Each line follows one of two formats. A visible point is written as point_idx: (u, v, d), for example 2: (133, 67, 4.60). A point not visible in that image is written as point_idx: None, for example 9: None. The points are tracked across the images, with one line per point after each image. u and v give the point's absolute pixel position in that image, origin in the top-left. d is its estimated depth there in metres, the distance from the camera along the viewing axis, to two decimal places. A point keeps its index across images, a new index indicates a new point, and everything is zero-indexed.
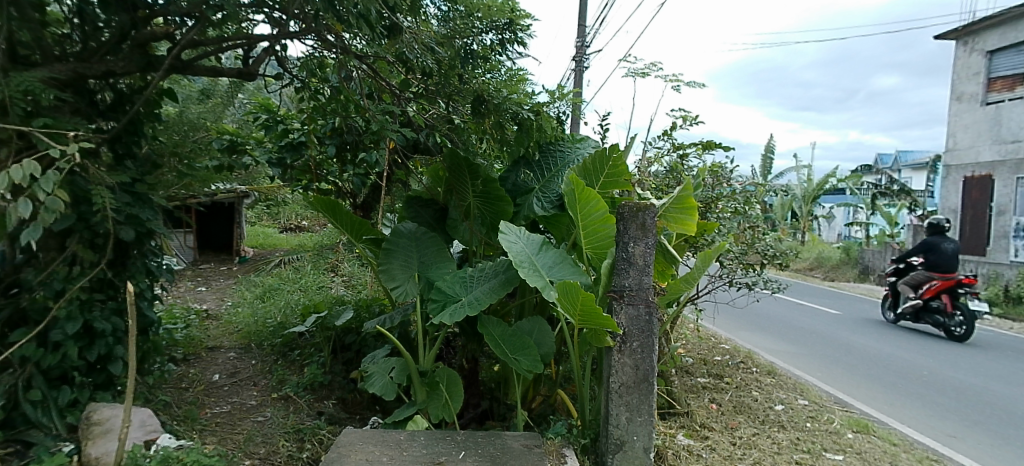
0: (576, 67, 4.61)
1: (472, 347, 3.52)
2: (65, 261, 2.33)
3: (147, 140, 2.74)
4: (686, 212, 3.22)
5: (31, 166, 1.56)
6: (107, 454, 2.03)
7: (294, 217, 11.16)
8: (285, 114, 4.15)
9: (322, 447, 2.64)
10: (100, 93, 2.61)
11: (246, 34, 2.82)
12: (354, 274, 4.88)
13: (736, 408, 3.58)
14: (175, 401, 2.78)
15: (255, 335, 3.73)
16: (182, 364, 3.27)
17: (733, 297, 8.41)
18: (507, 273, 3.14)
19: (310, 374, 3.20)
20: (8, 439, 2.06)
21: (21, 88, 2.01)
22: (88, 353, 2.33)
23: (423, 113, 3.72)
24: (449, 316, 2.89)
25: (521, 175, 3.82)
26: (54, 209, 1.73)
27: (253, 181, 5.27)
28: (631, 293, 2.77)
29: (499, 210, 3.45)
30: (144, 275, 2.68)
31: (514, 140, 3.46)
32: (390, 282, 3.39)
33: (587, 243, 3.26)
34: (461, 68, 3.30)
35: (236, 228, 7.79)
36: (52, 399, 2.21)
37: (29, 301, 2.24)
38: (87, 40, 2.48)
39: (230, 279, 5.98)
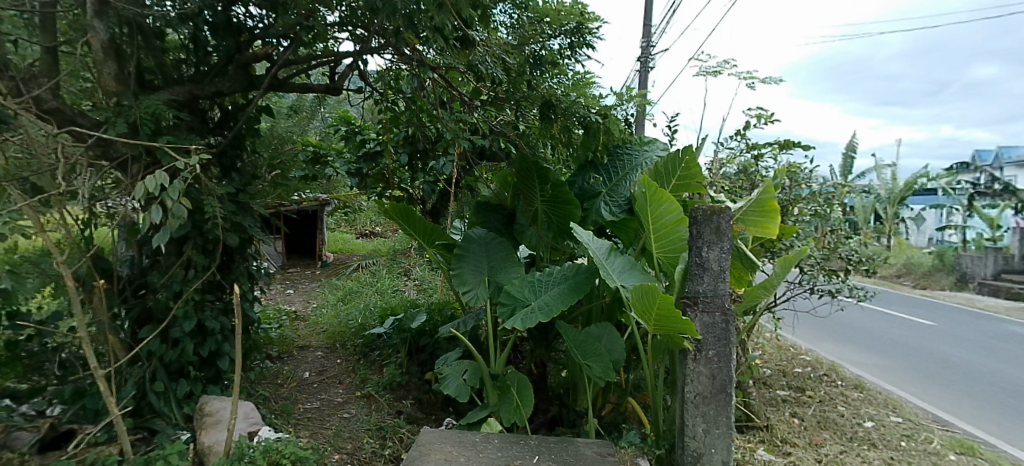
0: (642, 68, 4.51)
1: (541, 352, 3.55)
2: (183, 265, 2.58)
3: (248, 154, 2.94)
4: (766, 215, 3.10)
5: (159, 177, 1.76)
6: (218, 443, 2.23)
7: (369, 223, 11.52)
8: (362, 125, 4.40)
9: (402, 446, 2.76)
10: (210, 111, 2.85)
11: (332, 52, 3.01)
12: (426, 278, 5.02)
13: (821, 424, 3.38)
14: (273, 395, 2.99)
15: (339, 336, 3.93)
16: (276, 361, 3.50)
17: (814, 305, 7.93)
18: (575, 278, 3.14)
19: (389, 374, 3.33)
20: (136, 426, 2.31)
21: (148, 111, 2.28)
22: (200, 349, 2.57)
23: (491, 120, 3.77)
24: (520, 322, 2.94)
25: (588, 179, 3.76)
26: (178, 216, 1.91)
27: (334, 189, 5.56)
28: (705, 300, 2.68)
29: (567, 214, 3.42)
30: (246, 279, 2.91)
31: (580, 142, 3.54)
32: (462, 286, 3.45)
33: (659, 247, 3.20)
34: (530, 73, 3.32)
35: (319, 234, 8.03)
36: (172, 391, 2.46)
37: (154, 301, 2.52)
38: (199, 65, 2.75)
39: (313, 282, 6.31)
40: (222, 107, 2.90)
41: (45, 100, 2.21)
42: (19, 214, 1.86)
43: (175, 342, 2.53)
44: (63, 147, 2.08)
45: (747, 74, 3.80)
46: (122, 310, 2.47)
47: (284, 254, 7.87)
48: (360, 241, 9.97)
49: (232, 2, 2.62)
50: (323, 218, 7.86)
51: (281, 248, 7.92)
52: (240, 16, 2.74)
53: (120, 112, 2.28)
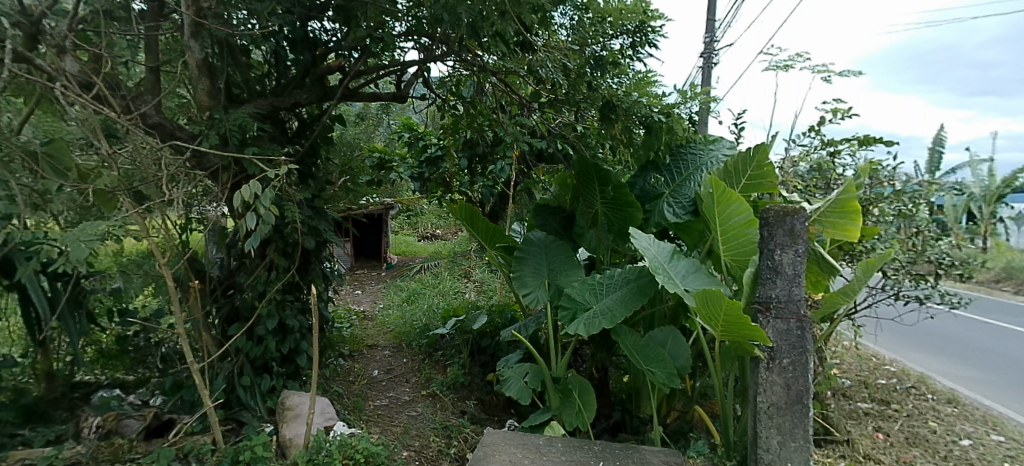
0: (705, 64, 4.36)
1: (602, 356, 3.49)
2: (266, 266, 2.75)
3: (322, 161, 3.09)
4: (847, 217, 2.88)
5: (253, 186, 1.90)
6: (298, 436, 2.37)
7: (430, 226, 11.34)
8: (424, 131, 4.54)
9: (467, 445, 2.82)
10: (289, 122, 3.02)
11: (398, 61, 3.13)
12: (486, 280, 5.08)
13: (910, 440, 3.12)
14: (346, 392, 3.13)
15: (404, 335, 4.03)
16: (348, 359, 3.65)
17: (900, 312, 7.31)
18: (638, 281, 3.06)
19: (453, 374, 3.40)
20: (227, 417, 2.49)
21: (236, 123, 2.47)
22: (281, 346, 2.73)
23: (549, 122, 3.70)
24: (582, 327, 2.91)
25: (650, 179, 3.67)
26: (268, 222, 2.06)
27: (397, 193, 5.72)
28: (780, 305, 2.48)
29: (628, 217, 3.35)
30: (321, 280, 3.06)
31: (642, 143, 3.46)
32: (521, 289, 3.42)
33: (727, 249, 3.07)
34: (591, 75, 3.26)
35: (384, 237, 7.89)
36: (256, 385, 2.64)
37: (241, 300, 2.71)
38: (280, 78, 2.92)
39: (379, 283, 6.51)
40: (299, 117, 3.06)
41: (149, 116, 2.44)
42: (129, 221, 2.05)
43: (259, 339, 2.71)
44: (165, 158, 2.28)
45: (822, 67, 3.58)
46: (213, 308, 2.67)
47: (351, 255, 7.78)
48: (421, 242, 10.17)
49: (310, 17, 2.80)
50: (389, 220, 7.87)
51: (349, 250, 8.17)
52: (315, 31, 2.91)
53: (212, 125, 2.48)
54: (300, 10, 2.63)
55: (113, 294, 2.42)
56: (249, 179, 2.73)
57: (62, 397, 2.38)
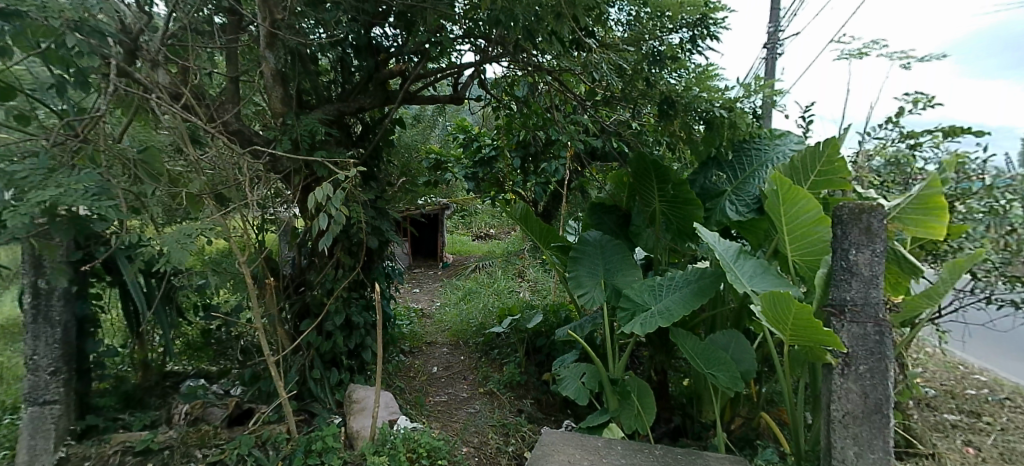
0: (768, 56, 4.17)
1: (661, 359, 3.41)
2: (334, 265, 2.89)
3: (383, 164, 3.20)
4: (931, 213, 2.64)
5: (326, 188, 1.99)
6: (364, 429, 2.46)
7: (483, 225, 11.24)
8: (479, 132, 4.58)
9: (524, 444, 2.82)
10: (354, 126, 3.14)
11: (454, 64, 3.20)
12: (540, 280, 5.07)
13: (1006, 456, 2.86)
14: (407, 387, 3.22)
15: (462, 334, 4.09)
16: (408, 355, 3.76)
17: None
18: (700, 282, 2.95)
19: (509, 373, 3.43)
20: (300, 408, 2.63)
21: (307, 129, 2.62)
22: (348, 341, 2.88)
23: (604, 120, 3.64)
24: (640, 326, 2.84)
25: (711, 176, 3.55)
26: (337, 222, 2.15)
27: (451, 193, 5.79)
28: (855, 309, 2.16)
29: (689, 216, 3.25)
30: (384, 278, 3.17)
31: (702, 138, 3.32)
32: (577, 289, 3.39)
33: (795, 249, 2.91)
34: (649, 70, 3.16)
35: (441, 236, 7.81)
36: (326, 378, 2.77)
37: (311, 297, 2.86)
38: (345, 84, 3.06)
39: (436, 282, 6.59)
40: (363, 121, 3.18)
41: (230, 123, 2.61)
42: (214, 222, 2.20)
43: (328, 334, 2.85)
44: (243, 162, 2.43)
45: (902, 55, 3.33)
46: (287, 304, 2.82)
47: (408, 254, 7.77)
48: (474, 241, 10.23)
49: (373, 24, 2.95)
50: (445, 219, 7.91)
51: (407, 249, 8.31)
52: (377, 37, 3.06)
53: (285, 130, 2.65)
54: (364, 18, 2.81)
55: (198, 290, 2.61)
56: (317, 182, 2.87)
57: (156, 385, 2.61)
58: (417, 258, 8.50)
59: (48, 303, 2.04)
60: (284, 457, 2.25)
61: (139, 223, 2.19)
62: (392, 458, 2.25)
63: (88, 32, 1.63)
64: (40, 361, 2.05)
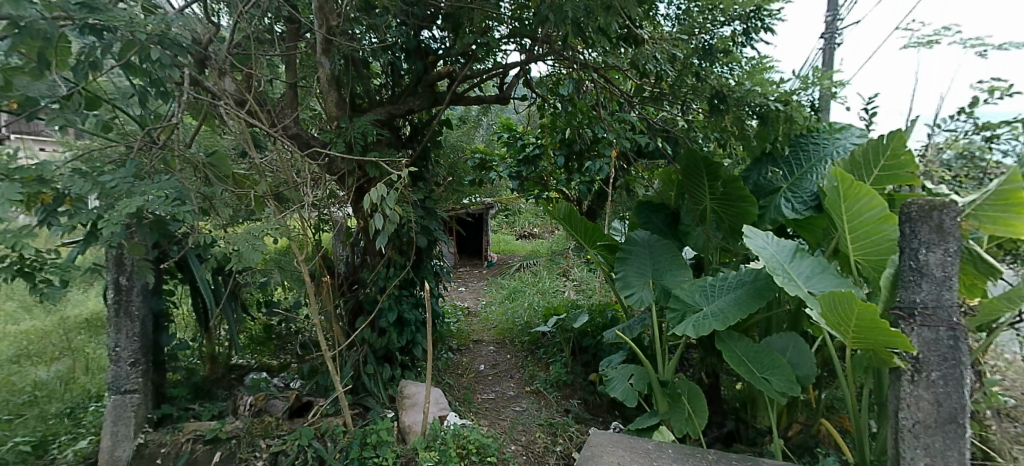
0: (825, 46, 3.99)
1: (713, 361, 3.32)
2: (385, 263, 2.98)
3: (432, 164, 3.27)
4: (1011, 209, 2.41)
5: (379, 189, 2.06)
6: (416, 424, 2.51)
7: (527, 224, 11.20)
8: (523, 131, 4.59)
9: (573, 444, 2.80)
10: (403, 127, 3.22)
11: (500, 63, 3.22)
12: (585, 280, 5.03)
13: None
14: (456, 385, 3.27)
15: (508, 332, 4.12)
16: (457, 352, 3.81)
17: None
18: (755, 283, 2.85)
19: (556, 373, 3.44)
20: (354, 402, 2.71)
21: (360, 131, 2.71)
22: (400, 337, 2.97)
23: (651, 117, 3.59)
24: (692, 329, 2.77)
25: (766, 173, 3.46)
26: (391, 222, 2.20)
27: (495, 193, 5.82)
28: (926, 312, 1.99)
29: (741, 213, 3.15)
30: (432, 277, 3.23)
31: (756, 134, 3.19)
32: (625, 290, 3.33)
33: (857, 248, 2.75)
34: (699, 65, 3.10)
35: (486, 236, 7.82)
36: (378, 373, 2.85)
37: (365, 294, 2.96)
38: (396, 87, 3.14)
39: (480, 281, 6.63)
40: (412, 123, 3.26)
41: (289, 127, 2.72)
42: (276, 223, 2.29)
43: (381, 331, 2.94)
44: (300, 164, 2.53)
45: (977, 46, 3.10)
46: (342, 301, 2.93)
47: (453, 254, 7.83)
48: (518, 241, 10.21)
49: (422, 27, 3.02)
50: (489, 219, 7.93)
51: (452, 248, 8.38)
52: (426, 40, 3.13)
53: (339, 133, 2.75)
54: (414, 21, 2.89)
55: (260, 287, 2.74)
56: (370, 183, 2.96)
57: (223, 377, 2.75)
58: (462, 257, 8.54)
59: (128, 298, 2.19)
60: (341, 449, 2.32)
61: (209, 224, 2.31)
62: (443, 453, 2.29)
63: (168, 45, 1.74)
64: (121, 352, 2.19)
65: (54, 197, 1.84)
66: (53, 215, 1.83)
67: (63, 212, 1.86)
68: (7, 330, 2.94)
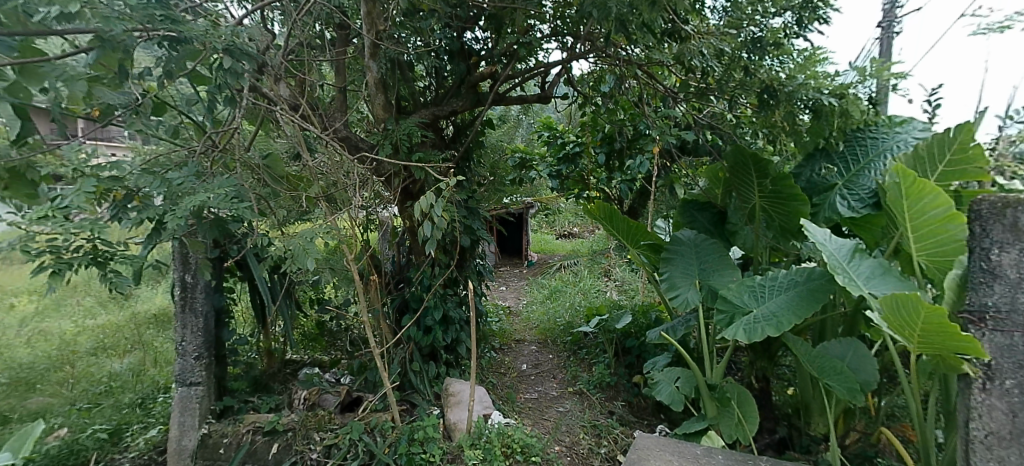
0: (883, 35, 3.80)
1: (763, 365, 3.23)
2: (431, 263, 3.04)
3: (474, 164, 3.30)
4: None
5: (428, 197, 2.11)
6: (461, 422, 2.55)
7: (567, 223, 11.15)
8: (563, 129, 4.57)
9: (618, 446, 2.76)
10: (446, 128, 3.27)
11: (541, 62, 3.21)
12: (627, 280, 4.98)
13: None
14: (500, 383, 3.30)
15: (550, 332, 4.11)
16: (499, 351, 3.83)
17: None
18: (810, 284, 2.74)
19: (599, 374, 3.42)
20: (402, 399, 2.78)
21: (406, 132, 2.77)
22: (445, 335, 3.03)
23: (696, 113, 3.51)
24: (743, 332, 2.69)
25: (820, 169, 3.33)
26: (440, 224, 2.24)
27: (535, 192, 5.83)
28: (998, 316, 1.76)
29: (792, 211, 3.03)
30: (475, 276, 3.28)
31: (809, 129, 3.02)
32: (670, 291, 3.27)
33: (921, 248, 2.60)
34: (747, 58, 3.00)
35: (526, 235, 7.80)
36: (424, 371, 2.91)
37: (411, 293, 3.03)
38: (439, 88, 3.19)
39: (520, 280, 6.65)
40: (455, 124, 3.30)
41: (339, 130, 2.81)
42: (329, 223, 2.36)
43: (427, 329, 3.00)
44: (350, 165, 2.61)
45: None
46: (389, 300, 3.00)
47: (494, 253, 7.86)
48: (558, 240, 10.17)
49: (465, 29, 3.06)
50: (528, 218, 7.91)
51: (493, 248, 8.41)
52: (468, 41, 3.18)
53: (386, 135, 2.81)
54: (457, 23, 2.95)
55: (312, 285, 2.85)
56: (416, 183, 3.02)
57: (279, 372, 2.89)
58: (502, 257, 8.55)
59: (193, 295, 2.31)
60: (390, 444, 2.37)
61: (266, 224, 2.41)
62: (488, 452, 2.31)
63: (237, 54, 1.79)
64: (187, 346, 2.31)
65: (125, 194, 1.93)
66: (123, 211, 1.91)
67: (132, 208, 1.95)
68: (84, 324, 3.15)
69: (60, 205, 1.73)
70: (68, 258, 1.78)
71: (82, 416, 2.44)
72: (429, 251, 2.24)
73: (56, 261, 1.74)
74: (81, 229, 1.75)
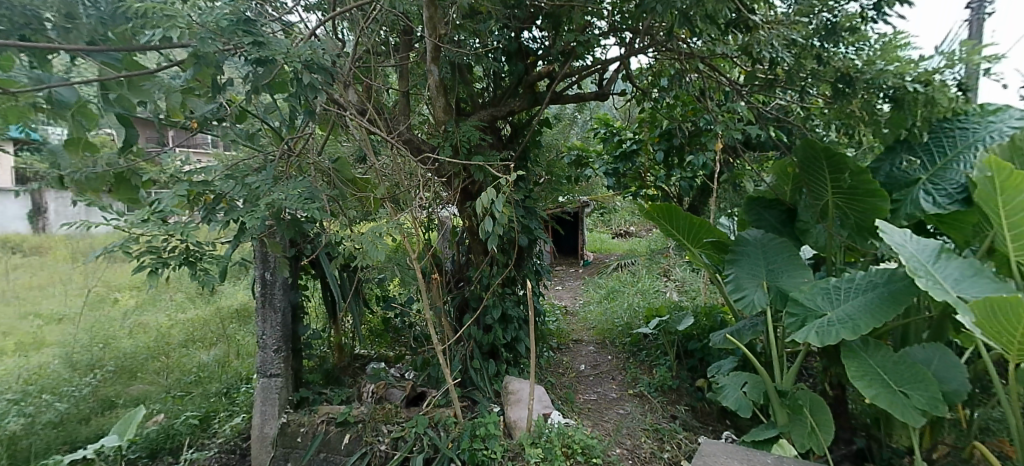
0: (975, 16, 3.49)
1: (837, 372, 3.05)
2: (490, 262, 3.09)
3: (531, 164, 3.32)
4: None
5: (489, 193, 2.12)
6: (521, 420, 2.56)
7: (623, 222, 11.00)
8: (620, 126, 4.50)
9: (681, 452, 2.68)
10: (503, 129, 3.30)
11: (599, 59, 3.18)
12: (687, 280, 4.85)
13: None
14: (558, 383, 3.30)
15: (608, 333, 4.06)
16: (557, 351, 3.83)
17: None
18: (891, 286, 2.55)
19: (660, 376, 3.34)
20: (463, 395, 2.83)
21: (465, 134, 2.82)
22: (504, 334, 3.08)
23: (762, 107, 3.37)
24: (817, 336, 2.53)
25: (901, 162, 3.10)
26: (501, 222, 2.25)
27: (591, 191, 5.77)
28: None
29: (870, 208, 2.83)
30: (533, 276, 3.31)
31: (890, 120, 2.82)
32: (735, 292, 3.13)
33: (1019, 248, 2.36)
34: (821, 47, 2.85)
35: (582, 234, 7.73)
36: (484, 369, 2.96)
37: (471, 291, 3.10)
38: (496, 89, 3.23)
39: (576, 280, 6.61)
40: (512, 124, 3.33)
41: (403, 134, 2.91)
42: (395, 222, 2.44)
43: (486, 328, 3.06)
44: (414, 167, 2.69)
45: None
46: (450, 298, 3.09)
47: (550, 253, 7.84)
48: (614, 239, 10.04)
49: (523, 28, 3.08)
50: (584, 217, 7.83)
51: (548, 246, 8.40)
52: (526, 41, 3.19)
53: (447, 137, 2.88)
54: (516, 23, 2.97)
55: (378, 283, 2.96)
56: (474, 184, 3.06)
57: (348, 366, 3.03)
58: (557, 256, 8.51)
59: (272, 292, 2.45)
60: (453, 439, 2.41)
61: (337, 225, 2.52)
62: (549, 452, 2.30)
63: (315, 69, 1.85)
64: (268, 340, 2.46)
65: (215, 198, 2.03)
66: (213, 213, 1.99)
67: (221, 210, 2.03)
68: (176, 317, 3.39)
69: (157, 208, 1.88)
70: (165, 257, 1.94)
71: (176, 403, 2.67)
72: (491, 246, 2.30)
73: (154, 260, 1.90)
74: (175, 232, 1.91)
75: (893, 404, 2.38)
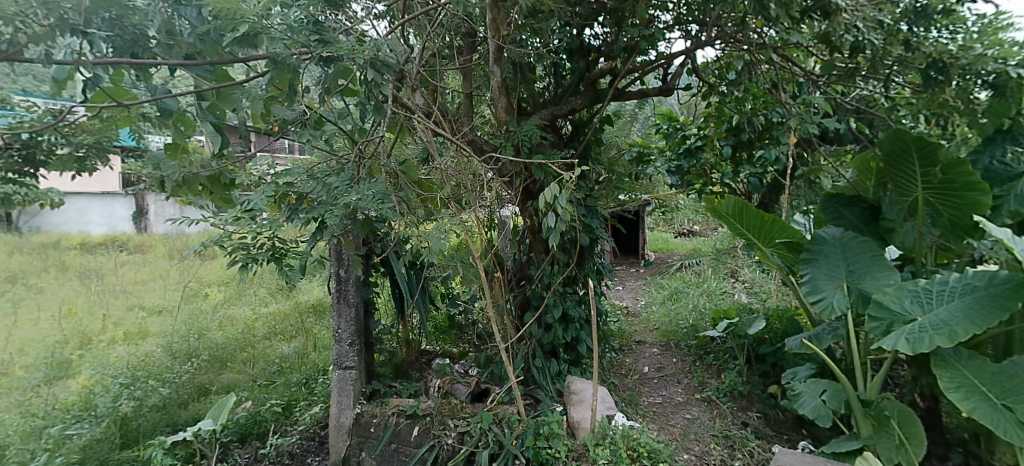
0: None
1: (930, 382, 2.81)
2: (550, 261, 3.09)
3: (592, 162, 3.28)
4: None
5: (552, 189, 2.11)
6: (584, 420, 2.54)
7: (686, 222, 10.67)
8: (684, 122, 4.38)
9: (754, 460, 2.55)
10: (564, 128, 3.28)
11: (663, 54, 3.11)
12: (757, 281, 4.64)
13: None
14: (621, 384, 3.24)
15: (672, 335, 3.95)
16: (620, 352, 3.77)
17: None
18: (990, 291, 2.32)
19: (729, 381, 3.21)
20: (526, 393, 2.85)
21: (527, 133, 2.83)
22: (565, 333, 3.07)
23: (840, 97, 3.17)
24: (905, 342, 2.32)
25: (1006, 154, 2.79)
26: (563, 220, 2.23)
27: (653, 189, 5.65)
28: None
29: (969, 203, 2.58)
30: (594, 275, 3.27)
31: (990, 107, 2.57)
32: (812, 294, 2.94)
33: None
34: (909, 32, 2.65)
35: (643, 233, 7.56)
36: (546, 367, 2.96)
37: (533, 290, 3.11)
38: (557, 88, 3.23)
39: (637, 280, 6.49)
40: (573, 122, 3.31)
41: (467, 135, 2.97)
42: (460, 221, 2.49)
43: (547, 326, 3.06)
44: (477, 167, 2.74)
45: None
46: (511, 297, 3.12)
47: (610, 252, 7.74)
48: (677, 238, 9.77)
49: (584, 25, 3.05)
50: (645, 216, 7.69)
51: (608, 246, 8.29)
52: (588, 38, 3.17)
53: (509, 137, 2.91)
54: (577, 21, 2.96)
55: (443, 281, 3.03)
56: (535, 183, 3.07)
57: (416, 361, 3.17)
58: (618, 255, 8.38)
59: (346, 289, 2.57)
60: (517, 436, 2.41)
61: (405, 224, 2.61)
62: (614, 453, 2.25)
63: (386, 73, 1.92)
64: (342, 334, 2.58)
65: (297, 198, 2.11)
66: (295, 212, 2.08)
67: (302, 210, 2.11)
68: (260, 311, 3.65)
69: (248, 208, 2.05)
70: (254, 253, 2.08)
71: (262, 391, 2.87)
72: (553, 243, 2.29)
73: (245, 256, 2.05)
74: (265, 228, 2.06)
75: (995, 419, 2.15)
